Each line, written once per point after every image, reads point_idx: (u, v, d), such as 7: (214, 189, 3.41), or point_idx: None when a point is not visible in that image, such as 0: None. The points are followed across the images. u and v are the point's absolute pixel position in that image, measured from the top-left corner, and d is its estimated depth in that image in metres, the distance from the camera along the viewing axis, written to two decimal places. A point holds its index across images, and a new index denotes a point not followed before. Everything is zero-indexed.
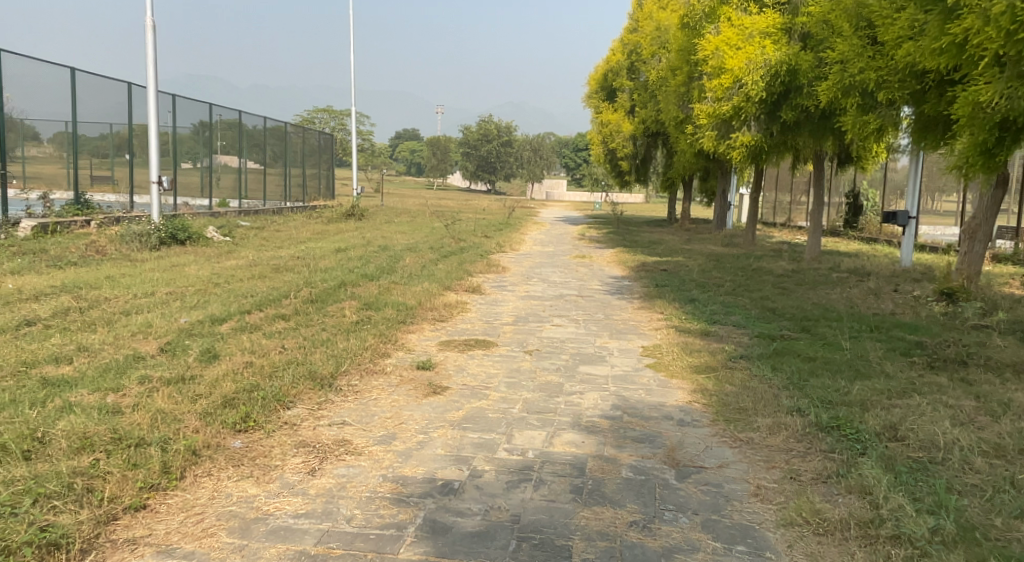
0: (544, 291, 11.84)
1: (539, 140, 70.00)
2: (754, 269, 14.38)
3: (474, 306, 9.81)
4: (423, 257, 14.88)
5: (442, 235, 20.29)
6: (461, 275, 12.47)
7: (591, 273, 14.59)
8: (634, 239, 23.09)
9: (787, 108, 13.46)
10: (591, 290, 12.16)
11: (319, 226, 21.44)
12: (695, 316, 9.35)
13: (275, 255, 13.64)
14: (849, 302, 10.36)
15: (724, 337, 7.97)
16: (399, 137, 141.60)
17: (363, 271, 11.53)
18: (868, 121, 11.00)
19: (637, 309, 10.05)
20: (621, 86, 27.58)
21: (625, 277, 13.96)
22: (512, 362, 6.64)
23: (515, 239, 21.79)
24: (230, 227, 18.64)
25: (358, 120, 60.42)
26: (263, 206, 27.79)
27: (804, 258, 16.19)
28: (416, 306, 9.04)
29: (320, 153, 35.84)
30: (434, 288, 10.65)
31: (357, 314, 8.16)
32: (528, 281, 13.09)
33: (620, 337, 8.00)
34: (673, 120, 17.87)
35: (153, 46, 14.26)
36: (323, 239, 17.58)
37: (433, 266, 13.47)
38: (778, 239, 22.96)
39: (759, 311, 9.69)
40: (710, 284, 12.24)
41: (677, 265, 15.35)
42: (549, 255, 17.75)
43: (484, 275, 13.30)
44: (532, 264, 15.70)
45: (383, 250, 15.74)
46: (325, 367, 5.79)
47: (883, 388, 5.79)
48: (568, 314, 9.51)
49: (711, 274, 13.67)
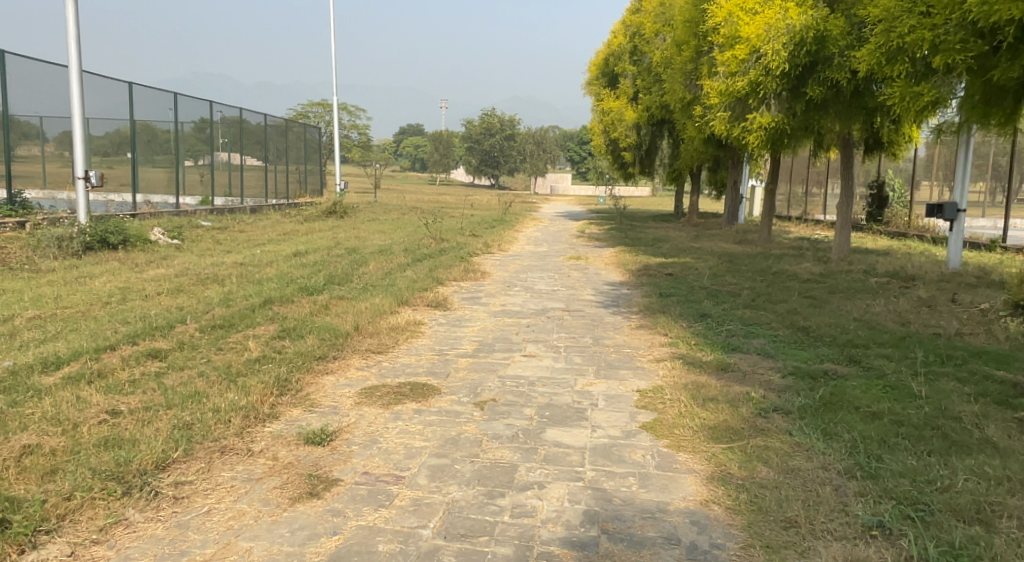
0: (524, 304, 9.88)
1: (543, 134, 67.91)
2: (774, 272, 12.42)
3: (430, 327, 7.91)
4: (390, 263, 12.95)
5: (424, 234, 18.31)
6: (428, 286, 10.53)
7: (585, 279, 12.63)
8: (638, 236, 21.09)
9: (813, 82, 11.57)
10: (581, 301, 10.21)
11: (291, 227, 19.63)
12: (707, 341, 7.40)
13: (219, 264, 11.70)
14: (896, 319, 8.42)
15: (746, 375, 6.03)
16: (402, 134, 139.65)
17: (307, 282, 9.61)
18: (918, 93, 9.13)
19: (634, 330, 8.09)
20: (623, 71, 25.65)
21: (623, 284, 12.03)
22: (451, 423, 4.73)
23: (506, 238, 19.81)
24: (184, 228, 16.76)
25: (353, 113, 58.37)
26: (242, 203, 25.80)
27: (832, 257, 14.24)
28: (352, 331, 7.10)
29: (315, 148, 33.83)
30: (389, 303, 8.75)
31: (263, 347, 6.22)
32: (508, 291, 11.15)
33: (608, 377, 6.06)
34: (677, 103, 15.89)
35: (74, 20, 12.49)
36: (288, 243, 15.73)
37: (397, 275, 11.55)
38: (796, 235, 20.99)
39: (788, 332, 7.74)
40: (723, 294, 10.30)
41: (684, 268, 13.38)
42: (539, 257, 15.80)
43: (456, 284, 11.35)
44: (518, 268, 13.77)
45: (347, 255, 13.83)
46: (146, 452, 3.83)
47: (1003, 475, 3.87)
48: (546, 338, 7.57)
49: (723, 279, 11.73)
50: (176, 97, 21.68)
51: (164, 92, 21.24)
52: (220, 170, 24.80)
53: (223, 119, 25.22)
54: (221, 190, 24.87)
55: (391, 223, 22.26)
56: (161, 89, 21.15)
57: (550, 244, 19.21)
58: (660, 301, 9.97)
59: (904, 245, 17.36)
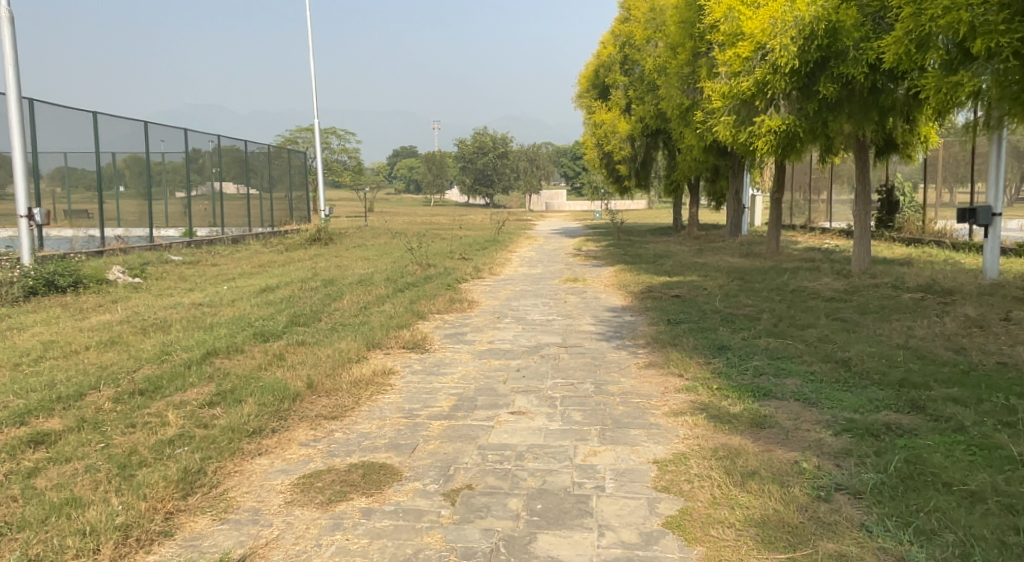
0: (514, 340, 8.66)
1: (536, 150, 66.88)
2: (792, 290, 11.24)
3: (401, 376, 6.70)
4: (367, 296, 11.74)
5: (409, 261, 17.12)
6: (407, 323, 9.32)
7: (583, 305, 11.44)
8: (638, 252, 19.92)
9: (824, 79, 10.41)
10: (579, 333, 8.99)
11: (269, 257, 18.46)
12: (732, 384, 6.20)
13: (177, 305, 10.50)
14: (947, 346, 7.24)
15: (789, 433, 4.85)
16: (395, 157, 138.86)
17: (265, 325, 8.39)
18: (953, 82, 7.95)
19: (642, 371, 6.89)
20: (615, 82, 24.61)
21: (626, 310, 10.83)
22: (409, 534, 3.59)
23: (499, 260, 18.62)
24: (151, 264, 15.62)
25: (342, 137, 57.31)
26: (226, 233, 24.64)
27: (852, 271, 13.06)
28: (303, 389, 5.88)
29: (306, 173, 32.69)
30: (358, 348, 7.55)
31: (185, 419, 5.02)
32: (497, 323, 9.96)
33: (616, 442, 4.86)
34: (674, 109, 14.70)
35: (11, 43, 11.41)
36: (262, 276, 14.57)
37: (374, 310, 10.35)
38: (804, 245, 19.85)
39: (826, 368, 6.56)
40: (741, 319, 9.12)
41: (691, 288, 12.21)
42: (534, 281, 14.63)
43: (440, 318, 10.14)
44: (510, 295, 12.59)
45: (324, 289, 12.64)
46: None
47: None
48: (538, 386, 6.37)
49: (737, 301, 10.55)
50: (146, 126, 20.48)
51: (133, 121, 20.04)
52: (200, 201, 23.65)
53: (203, 148, 24.10)
54: (205, 221, 23.71)
55: (377, 248, 21.08)
56: (129, 118, 19.98)
57: (546, 265, 18.02)
58: (670, 330, 8.78)
59: (924, 253, 16.21)
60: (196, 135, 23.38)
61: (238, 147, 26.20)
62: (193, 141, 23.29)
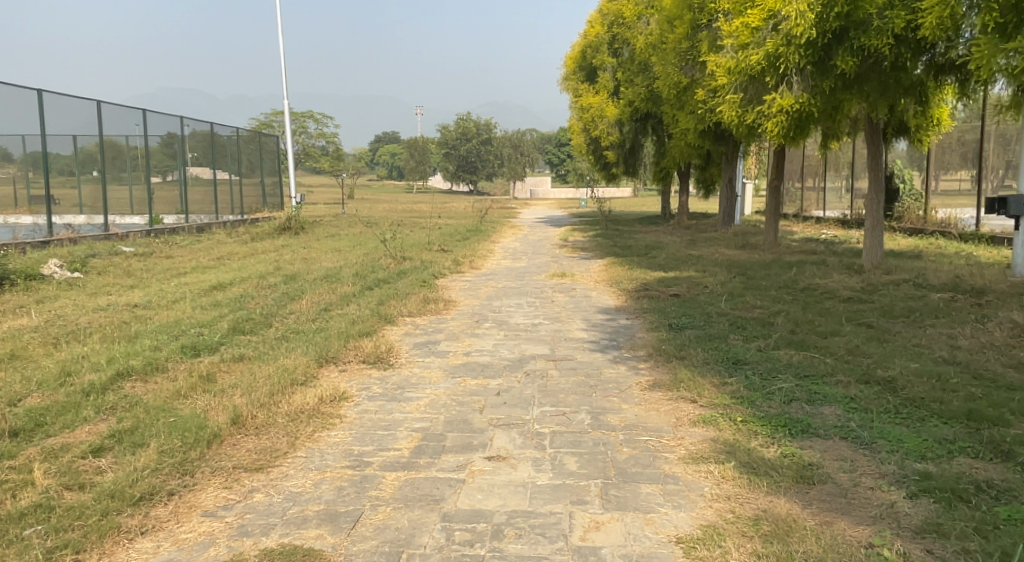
0: (493, 350, 7.48)
1: (520, 136, 65.46)
2: (802, 287, 10.15)
3: (356, 403, 5.50)
4: (331, 295, 10.52)
5: (383, 252, 15.89)
6: (371, 329, 8.11)
7: (572, 305, 10.28)
8: (627, 243, 18.78)
9: (843, 52, 9.28)
10: (568, 342, 7.83)
11: (234, 248, 17.16)
12: (759, 414, 5.07)
13: (111, 307, 9.24)
14: (1003, 361, 6.14)
15: (850, 495, 3.74)
16: (377, 143, 136.90)
17: (201, 336, 7.15)
18: (1006, 50, 6.78)
19: (647, 394, 5.74)
20: (602, 64, 23.39)
21: (620, 312, 9.70)
22: None
23: (480, 252, 17.40)
24: (97, 258, 14.32)
25: (321, 121, 55.69)
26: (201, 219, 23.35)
27: (866, 264, 11.99)
28: (224, 425, 4.68)
29: (281, 158, 31.19)
30: (308, 365, 6.34)
31: (54, 477, 3.87)
32: (476, 327, 8.79)
33: (624, 506, 3.75)
34: (671, 88, 13.49)
35: None
36: (218, 270, 13.31)
37: (336, 313, 9.14)
38: (802, 236, 18.80)
39: (870, 390, 5.43)
40: (751, 325, 8.01)
41: (689, 285, 11.11)
42: (516, 276, 13.47)
43: (410, 322, 8.94)
44: (490, 293, 11.42)
45: (285, 286, 11.40)
46: None
47: None
48: (521, 417, 5.20)
49: (743, 301, 9.44)
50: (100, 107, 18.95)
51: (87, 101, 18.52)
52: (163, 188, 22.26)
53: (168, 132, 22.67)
54: (172, 209, 22.32)
55: (349, 238, 19.79)
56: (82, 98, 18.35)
57: (530, 258, 16.83)
58: (675, 338, 7.65)
59: (933, 245, 15.17)
60: (159, 117, 21.91)
61: (205, 130, 24.71)
62: (155, 124, 21.84)
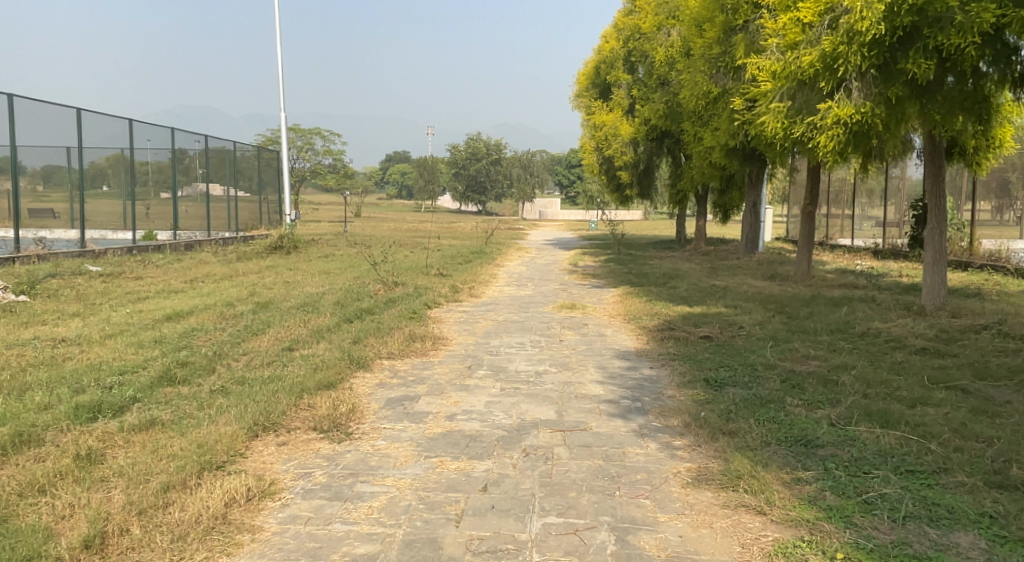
0: (485, 411, 5.89)
1: (530, 156, 64.13)
2: (859, 333, 8.55)
3: (283, 503, 3.95)
4: (301, 329, 8.94)
5: (374, 277, 14.34)
6: (336, 377, 6.55)
7: (583, 346, 8.70)
8: (643, 271, 17.21)
9: (913, 53, 7.72)
10: (580, 402, 6.24)
11: (222, 270, 15.67)
12: (864, 547, 3.56)
13: (32, 340, 7.68)
14: None
15: None
16: (388, 163, 136.16)
17: (110, 391, 5.55)
18: None
19: (692, 495, 4.18)
20: (617, 80, 21.91)
21: (641, 357, 8.10)
22: None
23: (483, 277, 15.80)
24: (55, 278, 12.81)
25: (328, 138, 54.52)
26: (192, 237, 21.90)
27: (927, 304, 10.47)
28: (67, 551, 3.43)
29: (281, 174, 29.77)
30: (235, 437, 4.77)
31: None
32: (468, 377, 7.21)
33: None
34: (699, 100, 11.93)
35: None
36: (184, 295, 11.75)
37: (298, 354, 7.54)
38: (835, 267, 17.19)
39: (1013, 502, 3.89)
40: (810, 386, 6.41)
41: (721, 325, 9.52)
42: (521, 307, 11.90)
43: (387, 367, 7.36)
44: (489, 329, 9.85)
45: (253, 316, 9.85)
46: None
47: None
48: (516, 537, 3.64)
49: (792, 349, 7.84)
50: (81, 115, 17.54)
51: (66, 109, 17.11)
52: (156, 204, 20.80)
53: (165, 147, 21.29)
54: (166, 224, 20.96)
55: (342, 259, 18.30)
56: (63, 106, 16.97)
57: (537, 285, 15.27)
58: (716, 402, 6.07)
59: (989, 281, 13.56)
60: (151, 128, 20.52)
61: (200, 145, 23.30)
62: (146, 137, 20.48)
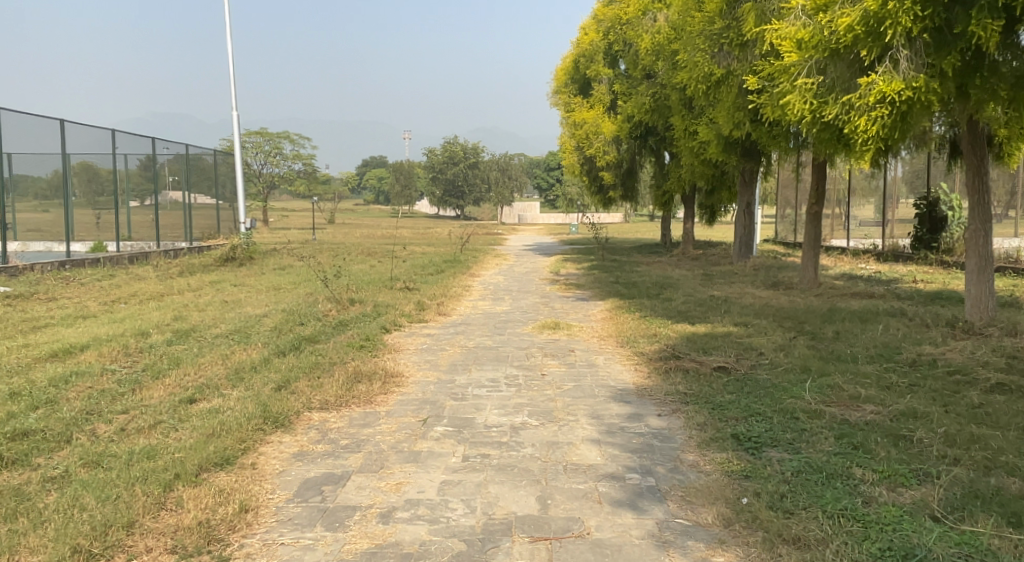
0: (436, 501, 4.17)
1: (508, 159, 62.39)
2: (909, 364, 6.92)
3: None
4: (220, 368, 7.13)
5: (329, 293, 12.52)
6: (233, 449, 4.78)
7: (570, 384, 6.97)
8: (631, 279, 15.55)
9: (977, 12, 6.07)
10: (569, 480, 4.52)
11: (162, 287, 13.81)
12: None
13: None
14: None
15: None
16: (364, 168, 134.19)
17: None
18: None
19: None
20: (598, 74, 20.26)
21: (644, 399, 6.37)
22: None
23: (454, 290, 14.03)
24: None
25: (298, 143, 52.49)
26: (150, 248, 19.92)
27: (974, 322, 8.84)
28: None
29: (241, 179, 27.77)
30: None
31: None
32: (420, 434, 5.46)
33: None
34: (699, 83, 10.26)
35: None
36: (97, 320, 9.87)
37: (195, 409, 5.71)
38: (840, 272, 15.66)
39: None
40: (881, 451, 4.75)
41: (735, 350, 7.85)
42: (495, 328, 10.17)
43: (314, 425, 5.57)
44: (455, 359, 8.10)
45: (167, 349, 8.00)
46: None
47: None
48: None
49: (834, 390, 6.17)
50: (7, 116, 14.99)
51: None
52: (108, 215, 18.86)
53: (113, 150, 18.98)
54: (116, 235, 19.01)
55: (299, 271, 16.47)
56: None
57: (514, 298, 13.54)
58: (758, 482, 4.38)
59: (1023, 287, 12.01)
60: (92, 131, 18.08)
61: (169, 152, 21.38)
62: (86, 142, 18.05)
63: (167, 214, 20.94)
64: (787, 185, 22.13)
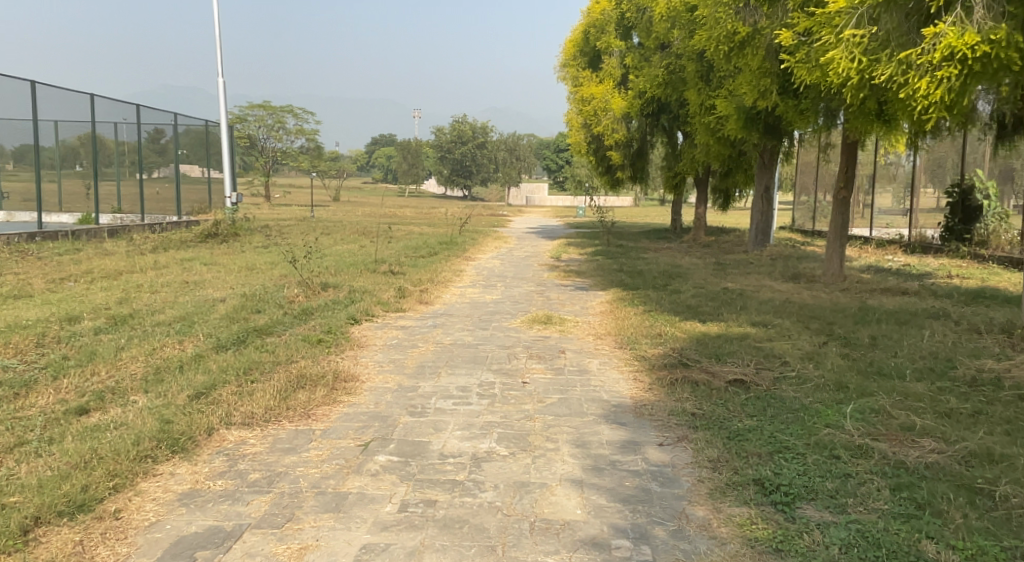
0: None
1: (518, 139, 60.87)
2: (968, 384, 5.68)
3: None
4: (139, 368, 5.93)
5: (303, 276, 11.28)
6: (88, 485, 3.69)
7: (554, 397, 5.77)
8: (637, 267, 14.30)
9: None
10: (535, 550, 3.39)
11: (124, 264, 12.59)
12: None
13: None
14: None
15: None
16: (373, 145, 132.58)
17: None
18: None
19: None
20: (610, 46, 18.86)
21: (643, 421, 5.17)
22: None
23: (443, 275, 12.77)
24: None
25: (303, 117, 51.06)
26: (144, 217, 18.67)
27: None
28: None
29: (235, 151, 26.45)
30: None
31: None
32: (355, 465, 4.27)
33: None
34: (720, 46, 8.95)
35: None
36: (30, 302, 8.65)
37: (80, 425, 4.53)
38: (865, 264, 14.38)
39: None
40: (957, 516, 3.56)
41: (753, 357, 6.63)
42: (480, 321, 8.96)
43: (223, 450, 4.40)
44: (424, 360, 6.91)
45: (87, 342, 6.78)
46: None
47: None
48: None
49: (880, 416, 4.96)
50: None
51: None
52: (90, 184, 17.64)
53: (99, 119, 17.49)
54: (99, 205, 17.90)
55: (281, 250, 15.23)
56: None
57: (507, 285, 12.31)
58: None
59: None
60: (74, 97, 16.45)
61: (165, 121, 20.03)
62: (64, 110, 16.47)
63: (181, 185, 20.22)
64: (806, 169, 20.75)
